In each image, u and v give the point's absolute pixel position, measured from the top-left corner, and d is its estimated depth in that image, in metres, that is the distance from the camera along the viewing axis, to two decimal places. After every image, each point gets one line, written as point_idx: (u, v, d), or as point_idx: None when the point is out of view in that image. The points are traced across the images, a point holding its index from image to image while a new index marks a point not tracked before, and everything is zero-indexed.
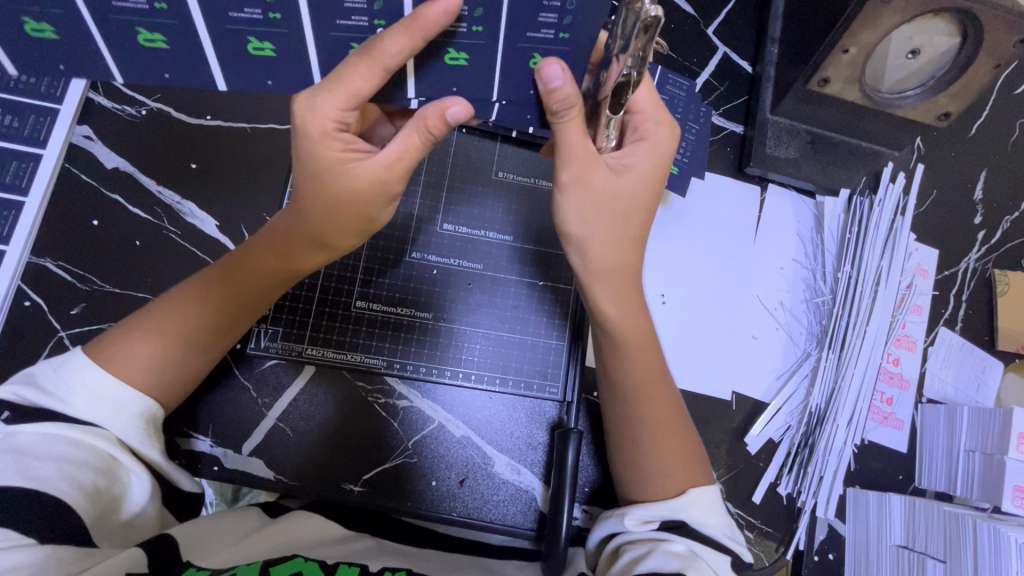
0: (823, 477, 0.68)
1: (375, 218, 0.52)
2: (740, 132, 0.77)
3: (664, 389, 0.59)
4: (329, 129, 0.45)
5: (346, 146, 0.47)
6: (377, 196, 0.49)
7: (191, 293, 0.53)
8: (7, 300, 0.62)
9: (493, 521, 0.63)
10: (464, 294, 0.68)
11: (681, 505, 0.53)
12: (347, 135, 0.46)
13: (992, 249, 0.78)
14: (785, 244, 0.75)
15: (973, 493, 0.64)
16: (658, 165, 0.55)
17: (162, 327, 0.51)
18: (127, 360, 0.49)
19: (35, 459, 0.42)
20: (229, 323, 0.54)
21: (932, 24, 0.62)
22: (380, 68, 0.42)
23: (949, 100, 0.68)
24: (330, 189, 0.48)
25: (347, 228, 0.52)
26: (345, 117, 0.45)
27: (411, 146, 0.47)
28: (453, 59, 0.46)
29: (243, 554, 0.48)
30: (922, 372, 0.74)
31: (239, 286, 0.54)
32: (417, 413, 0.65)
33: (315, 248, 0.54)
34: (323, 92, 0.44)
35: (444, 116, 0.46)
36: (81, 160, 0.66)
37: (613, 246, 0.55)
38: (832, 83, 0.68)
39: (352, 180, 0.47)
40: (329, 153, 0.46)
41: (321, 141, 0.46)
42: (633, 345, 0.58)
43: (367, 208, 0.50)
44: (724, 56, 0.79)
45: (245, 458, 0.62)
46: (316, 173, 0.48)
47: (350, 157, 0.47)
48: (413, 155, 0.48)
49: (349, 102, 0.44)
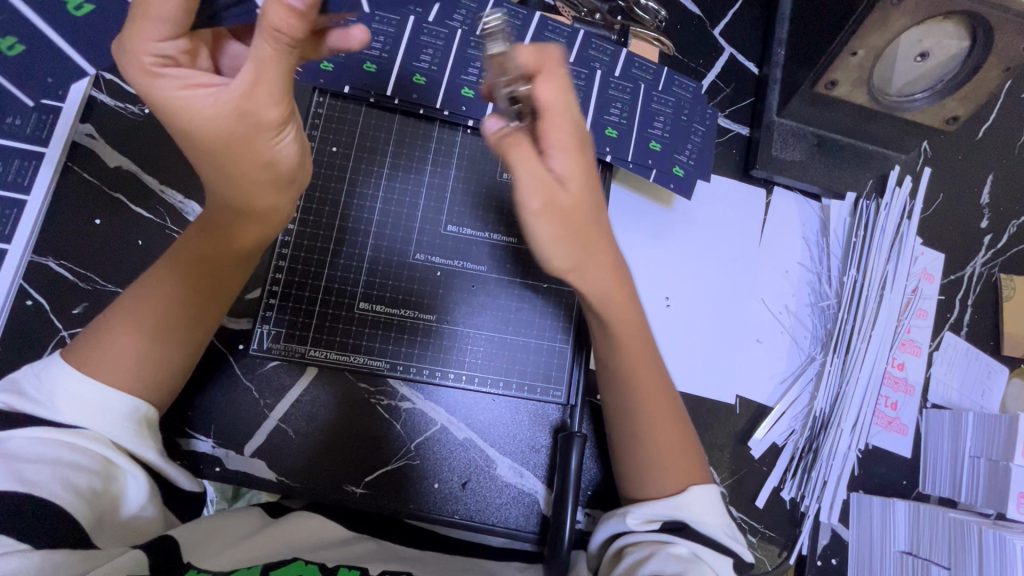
0: (827, 482, 0.68)
1: (276, 161, 0.45)
2: (746, 134, 0.76)
3: (653, 374, 0.58)
4: (147, 64, 0.41)
5: (182, 83, 0.41)
6: (249, 127, 0.42)
7: (155, 283, 0.52)
8: (9, 299, 0.61)
9: (495, 524, 0.63)
10: (468, 296, 0.68)
11: (681, 503, 0.54)
12: (178, 70, 0.41)
13: (998, 254, 0.78)
14: (791, 247, 0.74)
15: (978, 499, 0.64)
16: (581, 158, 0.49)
17: (128, 319, 0.50)
18: (101, 356, 0.48)
19: (28, 464, 0.42)
20: (201, 311, 0.53)
21: (941, 27, 0.61)
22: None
23: (959, 104, 0.67)
24: (196, 133, 0.42)
25: (251, 180, 0.46)
26: (165, 49, 0.41)
27: (268, 63, 0.39)
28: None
29: (246, 554, 0.48)
30: (926, 377, 0.73)
31: (196, 273, 0.52)
32: (420, 415, 0.65)
33: (249, 214, 0.49)
34: (131, 28, 0.40)
35: (286, 7, 0.37)
36: (83, 158, 0.66)
37: (578, 236, 0.50)
38: (839, 85, 0.67)
39: (205, 118, 0.41)
40: (166, 93, 0.41)
41: (149, 82, 0.41)
42: (626, 352, 0.57)
43: (254, 143, 0.43)
44: (730, 57, 0.78)
45: (247, 460, 0.62)
46: (181, 127, 0.43)
47: (193, 91, 0.41)
48: (273, 68, 0.40)
49: (165, 31, 0.40)
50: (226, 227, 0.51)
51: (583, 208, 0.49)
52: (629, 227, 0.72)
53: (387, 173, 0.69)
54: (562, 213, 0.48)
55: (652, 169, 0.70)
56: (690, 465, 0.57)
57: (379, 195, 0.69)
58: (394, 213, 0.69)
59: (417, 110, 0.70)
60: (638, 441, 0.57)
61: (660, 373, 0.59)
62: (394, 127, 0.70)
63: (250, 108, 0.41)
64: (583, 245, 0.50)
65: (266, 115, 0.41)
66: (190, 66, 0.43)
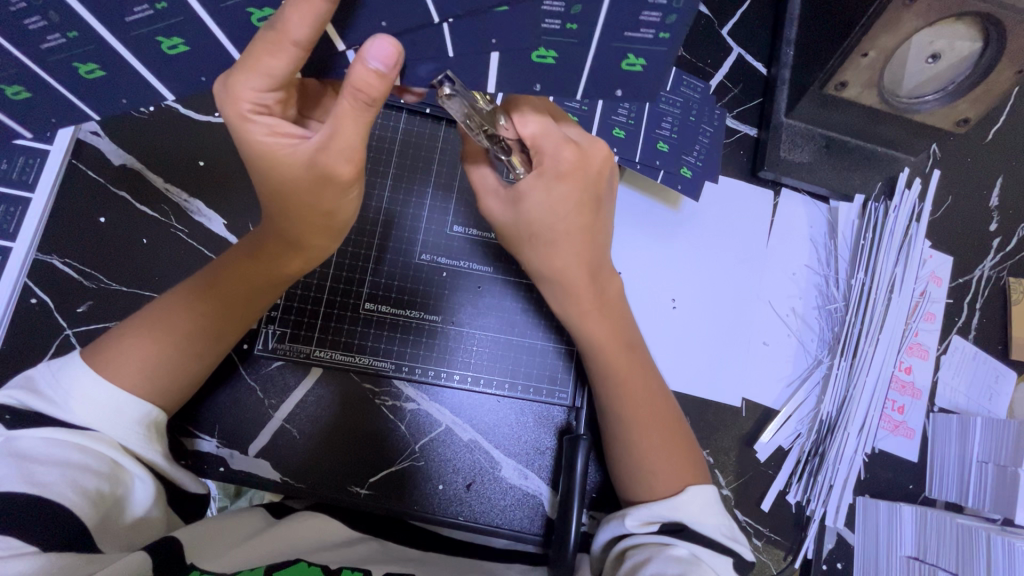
0: (833, 486, 0.68)
1: (335, 212, 0.47)
2: (753, 134, 0.76)
3: (640, 373, 0.60)
4: (244, 111, 0.41)
5: (270, 131, 0.43)
6: (320, 185, 0.44)
7: (185, 298, 0.52)
8: (14, 296, 0.61)
9: (500, 526, 0.63)
10: (473, 297, 0.68)
11: (680, 505, 0.53)
12: (269, 119, 0.42)
13: (1007, 257, 0.77)
14: (798, 249, 0.74)
15: (984, 504, 0.63)
16: (575, 190, 0.54)
17: (156, 334, 0.50)
18: (121, 366, 0.48)
19: (38, 465, 0.42)
20: (224, 330, 0.54)
21: (954, 28, 0.61)
22: (288, 44, 0.37)
23: (970, 106, 0.67)
24: (275, 182, 0.45)
25: (313, 227, 0.49)
26: (263, 98, 0.41)
27: (347, 119, 0.40)
28: (542, 57, 0.44)
29: (246, 556, 0.47)
30: (934, 381, 0.73)
31: (230, 296, 0.53)
32: (425, 416, 0.65)
33: (299, 250, 0.51)
34: (234, 75, 0.40)
35: (370, 69, 0.38)
36: (88, 155, 0.66)
37: (539, 252, 0.57)
38: (849, 87, 0.66)
39: (287, 169, 0.43)
40: (255, 139, 0.43)
41: (240, 126, 0.42)
42: (615, 377, 0.59)
43: (317, 199, 0.45)
44: (738, 58, 0.78)
45: (251, 459, 0.62)
46: (261, 166, 0.45)
47: (278, 143, 0.43)
48: (353, 128, 0.40)
49: (266, 83, 0.40)
50: (273, 263, 0.52)
51: (539, 232, 0.56)
52: (635, 228, 0.72)
53: (393, 172, 0.69)
54: (512, 231, 0.57)
55: (660, 170, 0.70)
56: (688, 464, 0.57)
57: (384, 195, 0.68)
58: (399, 213, 0.68)
59: (423, 110, 0.70)
60: (631, 444, 0.58)
61: (653, 379, 0.61)
62: (400, 126, 0.70)
63: (325, 164, 0.42)
64: (547, 259, 0.57)
65: (339, 172, 0.43)
66: (280, 112, 0.43)
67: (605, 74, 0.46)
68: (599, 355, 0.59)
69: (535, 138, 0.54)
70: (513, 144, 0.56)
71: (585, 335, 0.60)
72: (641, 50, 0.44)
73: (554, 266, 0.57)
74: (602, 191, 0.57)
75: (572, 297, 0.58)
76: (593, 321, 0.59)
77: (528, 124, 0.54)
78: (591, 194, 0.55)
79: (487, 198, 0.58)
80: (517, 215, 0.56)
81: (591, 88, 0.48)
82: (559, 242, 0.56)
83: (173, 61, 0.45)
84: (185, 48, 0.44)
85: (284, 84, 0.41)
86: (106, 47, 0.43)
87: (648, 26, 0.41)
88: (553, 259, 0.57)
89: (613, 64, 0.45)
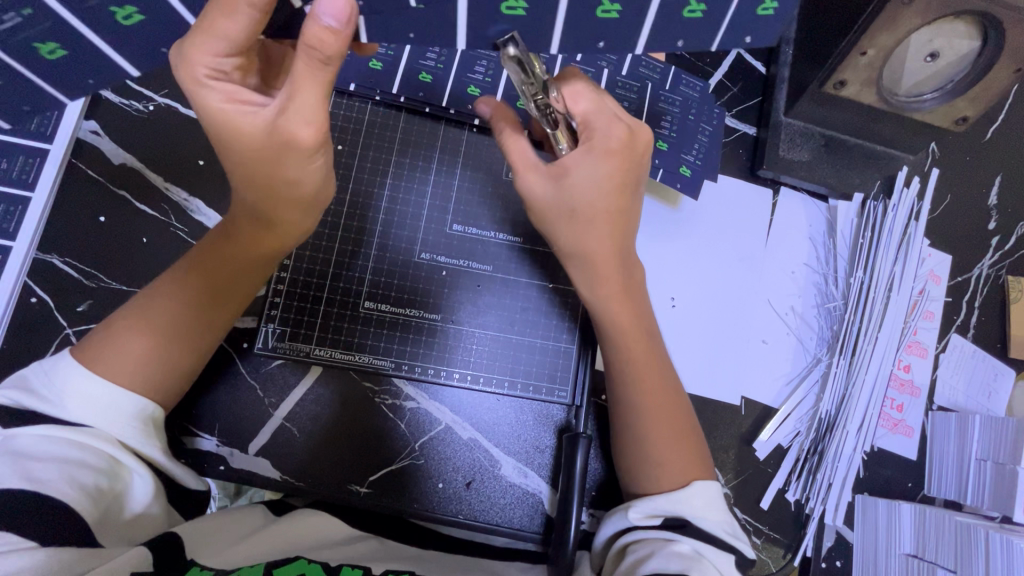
0: (831, 485, 0.68)
1: (300, 183, 0.47)
2: (753, 133, 0.76)
3: (658, 369, 0.60)
4: (199, 76, 0.42)
5: (227, 97, 0.43)
6: (281, 151, 0.44)
7: (165, 283, 0.53)
8: (14, 295, 0.61)
9: (499, 524, 0.63)
10: (472, 295, 0.68)
11: (682, 499, 0.53)
12: (224, 85, 0.43)
13: (1006, 256, 0.77)
14: (796, 248, 0.74)
15: (983, 502, 0.63)
16: (617, 171, 0.55)
17: (135, 318, 0.51)
18: (99, 348, 0.49)
19: (36, 461, 0.42)
20: (210, 317, 0.54)
21: (952, 27, 0.61)
22: (244, 5, 0.40)
23: (968, 104, 0.67)
24: (239, 153, 0.45)
25: (284, 202, 0.49)
26: (220, 64, 0.43)
27: (305, 78, 0.40)
28: (511, 7, 0.45)
29: (249, 552, 0.47)
30: (932, 380, 0.73)
31: (208, 277, 0.53)
32: (425, 414, 0.65)
33: (273, 227, 0.51)
34: (191, 41, 0.42)
35: (323, 27, 0.38)
36: (87, 154, 0.66)
37: (575, 229, 0.56)
38: (848, 85, 0.66)
39: (246, 136, 0.44)
40: (211, 105, 0.43)
41: (196, 92, 0.43)
42: (637, 364, 0.59)
43: (282, 167, 0.45)
44: (738, 56, 0.77)
45: (252, 458, 0.62)
46: (224, 138, 0.45)
47: (235, 107, 0.44)
48: (310, 89, 0.41)
49: (228, 47, 0.42)
50: (245, 238, 0.52)
51: (579, 209, 0.55)
52: None
53: (393, 171, 0.69)
54: (549, 210, 0.56)
55: (659, 168, 0.70)
56: (696, 460, 0.57)
57: (383, 194, 0.69)
58: (399, 212, 0.68)
59: (423, 109, 0.70)
60: (635, 441, 0.58)
61: (665, 370, 0.60)
62: (400, 125, 0.70)
63: (284, 128, 0.42)
64: (582, 239, 0.57)
65: (299, 136, 0.42)
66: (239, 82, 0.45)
67: (665, 27, 0.49)
68: (621, 341, 0.60)
69: (586, 115, 0.56)
70: (560, 119, 0.56)
71: (605, 320, 0.60)
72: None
73: (588, 245, 0.57)
74: (641, 172, 0.57)
75: (601, 277, 0.58)
76: (618, 304, 0.59)
77: (581, 99, 0.56)
78: (631, 175, 0.56)
79: (525, 175, 0.56)
80: (560, 191, 0.55)
81: (569, 37, 0.49)
82: (598, 218, 0.56)
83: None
84: (139, 18, 0.44)
85: (243, 49, 0.43)
86: (71, 25, 0.43)
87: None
88: (588, 239, 0.57)
89: (750, 10, 0.48)
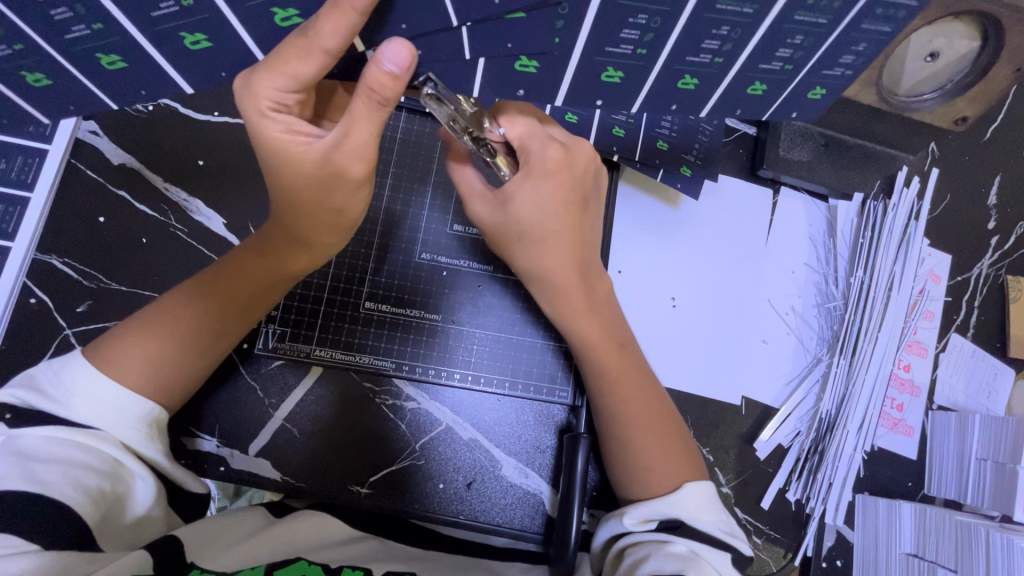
0: (832, 484, 0.68)
1: (345, 209, 0.48)
2: (753, 133, 0.75)
3: (643, 381, 0.60)
4: (263, 108, 0.41)
5: (287, 128, 0.43)
6: (331, 181, 0.44)
7: (192, 301, 0.52)
8: (13, 297, 0.61)
9: (500, 525, 0.63)
10: (473, 296, 0.68)
11: (677, 501, 0.53)
12: (285, 116, 0.43)
13: (1006, 255, 0.77)
14: (797, 247, 0.74)
15: (984, 501, 0.63)
16: (560, 191, 0.53)
17: (162, 335, 0.50)
18: (128, 368, 0.48)
19: (40, 463, 0.42)
20: (229, 331, 0.54)
21: (949, 28, 0.63)
22: (318, 51, 0.38)
23: (967, 104, 0.69)
24: (284, 179, 0.45)
25: (320, 223, 0.49)
26: (283, 97, 0.41)
27: (360, 116, 0.40)
28: (609, 77, 0.47)
29: (244, 556, 0.47)
30: (932, 379, 0.73)
31: (235, 296, 0.53)
32: (425, 414, 0.65)
33: (303, 246, 0.52)
34: (257, 73, 0.40)
35: (383, 71, 0.37)
36: (87, 154, 0.66)
37: (528, 250, 0.56)
38: (847, 85, 0.66)
39: (301, 166, 0.44)
40: (269, 135, 0.43)
41: (258, 122, 0.42)
42: (613, 380, 0.59)
43: (328, 194, 0.45)
44: None
45: (252, 459, 0.62)
46: (276, 165, 0.45)
47: (292, 140, 0.43)
48: (366, 126, 0.40)
49: (289, 85, 0.40)
50: (277, 258, 0.52)
51: (527, 231, 0.55)
52: (635, 228, 0.72)
53: (393, 173, 0.69)
54: (501, 230, 0.56)
55: (659, 168, 0.71)
56: (687, 463, 0.57)
57: (384, 195, 0.68)
58: (399, 212, 0.68)
59: (423, 109, 0.70)
60: (632, 437, 0.58)
61: (652, 386, 0.61)
62: (400, 124, 0.70)
63: (337, 162, 0.42)
64: (538, 259, 0.57)
65: (351, 170, 0.43)
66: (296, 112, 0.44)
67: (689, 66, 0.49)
68: (592, 355, 0.60)
69: (521, 138, 0.53)
70: (499, 148, 0.55)
71: (577, 336, 0.60)
72: (828, 82, 0.49)
73: (543, 265, 0.57)
74: (587, 186, 0.56)
75: (561, 295, 0.58)
76: (589, 322, 0.59)
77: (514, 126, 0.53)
78: (577, 191, 0.55)
79: (475, 201, 0.57)
80: (506, 215, 0.55)
81: (572, 96, 0.49)
82: (548, 240, 0.55)
83: (188, 59, 0.45)
84: (205, 43, 0.43)
85: (307, 87, 0.41)
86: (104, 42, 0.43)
87: (780, 60, 0.46)
88: (544, 257, 0.56)
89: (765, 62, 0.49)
